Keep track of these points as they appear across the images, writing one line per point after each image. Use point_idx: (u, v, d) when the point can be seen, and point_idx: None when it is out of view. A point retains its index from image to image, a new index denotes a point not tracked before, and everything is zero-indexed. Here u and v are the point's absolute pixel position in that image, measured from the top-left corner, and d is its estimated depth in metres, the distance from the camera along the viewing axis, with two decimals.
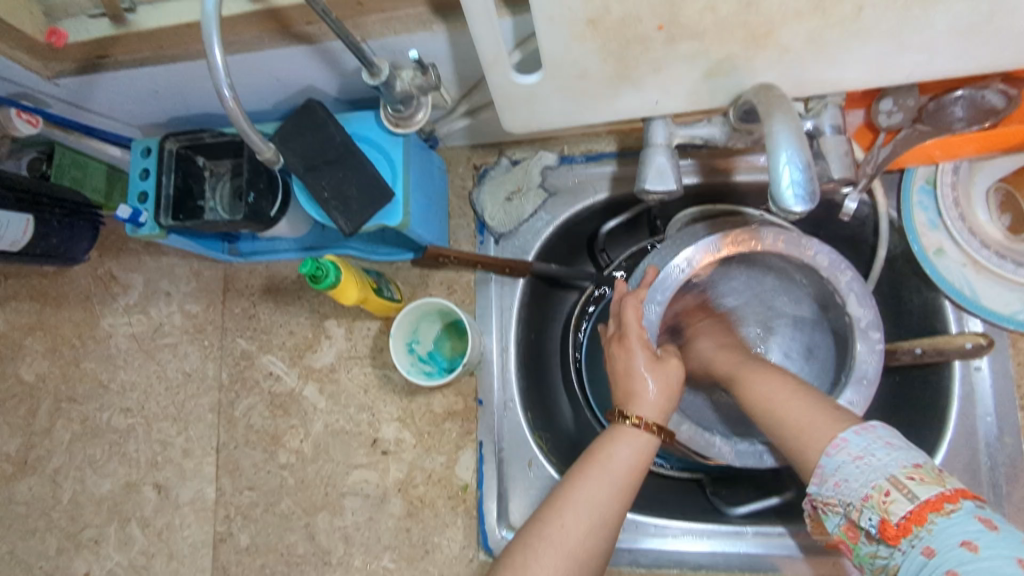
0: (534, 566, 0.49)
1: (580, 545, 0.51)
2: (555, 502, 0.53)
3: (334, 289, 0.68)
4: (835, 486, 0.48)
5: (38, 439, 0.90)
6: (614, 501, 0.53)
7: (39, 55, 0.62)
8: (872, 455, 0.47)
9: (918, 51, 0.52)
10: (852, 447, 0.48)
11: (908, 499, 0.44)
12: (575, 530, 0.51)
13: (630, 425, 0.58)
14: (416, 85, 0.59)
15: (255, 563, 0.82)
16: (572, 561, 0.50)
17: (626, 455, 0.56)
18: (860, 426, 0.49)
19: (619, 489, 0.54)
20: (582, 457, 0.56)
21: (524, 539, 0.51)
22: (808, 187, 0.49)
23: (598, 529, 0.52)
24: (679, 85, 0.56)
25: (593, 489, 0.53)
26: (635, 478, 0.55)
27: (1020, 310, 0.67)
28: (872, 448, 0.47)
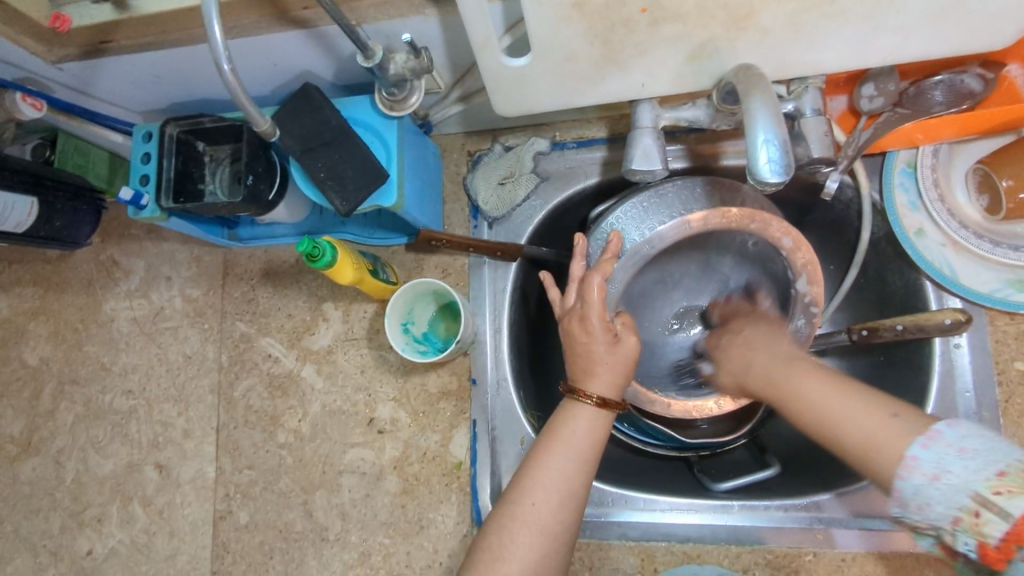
0: (510, 544, 0.54)
1: (552, 519, 0.55)
2: (525, 482, 0.57)
3: (330, 268, 0.70)
4: (918, 511, 0.44)
5: (41, 421, 0.92)
6: (580, 473, 0.57)
7: (44, 40, 0.64)
8: (948, 471, 0.42)
9: (893, 33, 0.54)
10: (925, 466, 0.44)
11: (1001, 518, 0.40)
12: (546, 509, 0.55)
13: (585, 402, 0.60)
14: (409, 68, 0.61)
15: (254, 539, 0.83)
16: (546, 537, 0.55)
17: (582, 427, 0.59)
18: (929, 435, 0.45)
19: (580, 460, 0.58)
20: (541, 433, 0.60)
21: (500, 521, 0.56)
22: (785, 161, 0.51)
23: (568, 502, 0.56)
24: (664, 67, 0.58)
25: (557, 465, 0.57)
26: (597, 447, 0.59)
27: (998, 288, 0.68)
28: (947, 463, 0.43)
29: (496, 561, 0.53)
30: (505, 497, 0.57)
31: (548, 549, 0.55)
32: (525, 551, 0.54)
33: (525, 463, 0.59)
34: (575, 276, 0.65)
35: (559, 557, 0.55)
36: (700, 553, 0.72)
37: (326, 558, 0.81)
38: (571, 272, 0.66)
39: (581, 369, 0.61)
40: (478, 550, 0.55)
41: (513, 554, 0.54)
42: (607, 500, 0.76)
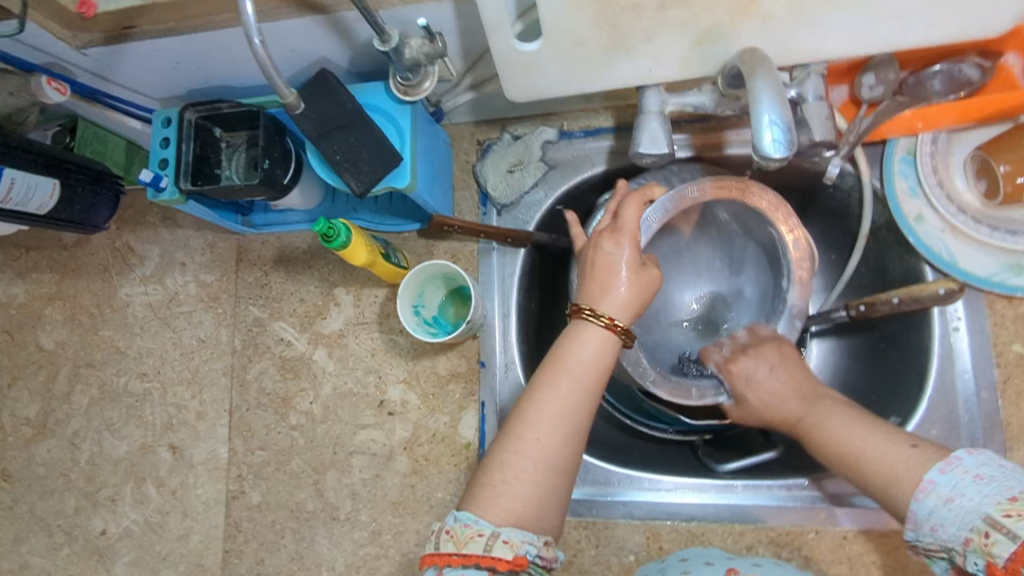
0: (516, 479, 0.56)
1: (556, 452, 0.57)
2: (528, 417, 0.58)
3: (344, 249, 0.72)
4: (931, 532, 0.51)
5: (57, 404, 0.94)
6: (584, 402, 0.59)
7: (70, 24, 0.66)
8: (961, 495, 0.49)
9: (893, 18, 0.56)
10: (941, 489, 0.50)
11: (1009, 540, 0.46)
12: (550, 444, 0.57)
13: (596, 325, 0.61)
14: (424, 53, 0.63)
15: (266, 518, 0.85)
16: (548, 470, 0.57)
17: (587, 354, 0.60)
18: (945, 461, 0.52)
19: (584, 388, 0.59)
20: (546, 363, 0.60)
21: (503, 455, 0.58)
22: (788, 137, 0.53)
23: (571, 434, 0.58)
24: (671, 53, 0.60)
25: (562, 397, 0.58)
26: (601, 372, 0.60)
27: (995, 272, 0.70)
28: (960, 488, 0.50)
29: (499, 497, 0.56)
30: (507, 431, 0.58)
31: (553, 481, 0.57)
32: (530, 485, 0.56)
33: (529, 395, 0.59)
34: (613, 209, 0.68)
35: (563, 487, 0.58)
36: (704, 531, 0.73)
37: (336, 537, 0.83)
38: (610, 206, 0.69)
39: (598, 287, 0.63)
40: (481, 486, 0.57)
41: (518, 489, 0.56)
42: (612, 481, 0.77)
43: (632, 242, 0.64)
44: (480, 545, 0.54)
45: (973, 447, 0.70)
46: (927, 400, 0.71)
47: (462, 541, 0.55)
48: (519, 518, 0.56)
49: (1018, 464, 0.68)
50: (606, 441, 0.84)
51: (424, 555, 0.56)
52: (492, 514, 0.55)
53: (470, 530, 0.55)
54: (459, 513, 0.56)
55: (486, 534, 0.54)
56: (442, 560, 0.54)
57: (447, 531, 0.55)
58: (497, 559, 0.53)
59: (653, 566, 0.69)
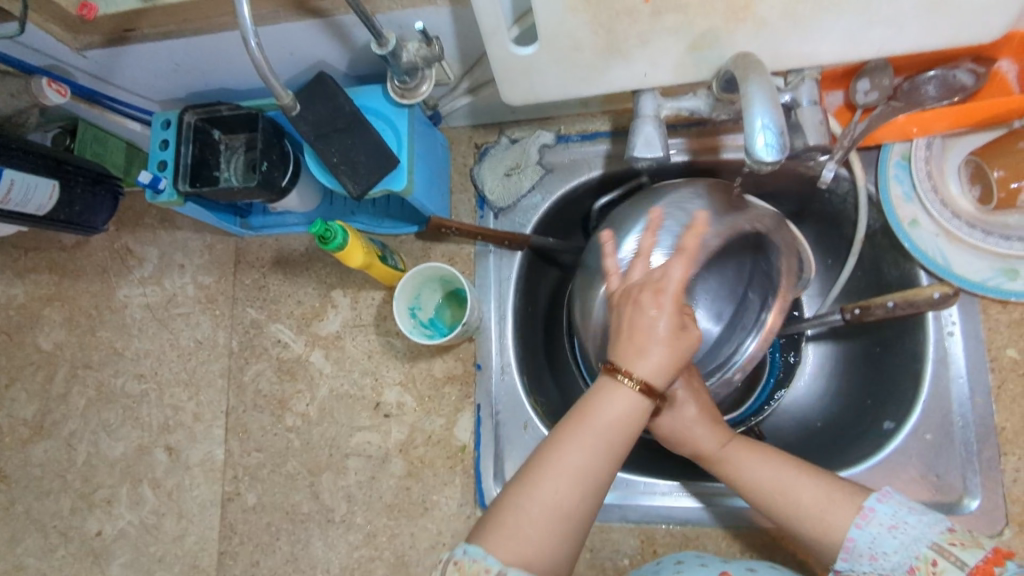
0: (528, 525, 0.54)
1: (573, 506, 0.55)
2: (548, 466, 0.56)
3: (341, 251, 0.72)
4: (872, 560, 0.56)
5: (54, 404, 0.94)
6: (606, 460, 0.56)
7: (70, 26, 0.67)
8: (904, 523, 0.56)
9: (886, 24, 0.57)
10: (884, 518, 0.56)
11: (957, 565, 0.53)
12: (567, 497, 0.55)
13: (626, 386, 0.57)
14: (421, 56, 0.64)
15: (261, 520, 0.85)
16: (563, 522, 0.55)
17: (614, 411, 0.57)
18: (880, 495, 0.58)
19: (607, 447, 0.56)
20: (573, 411, 0.58)
21: (517, 498, 0.55)
22: (781, 140, 0.53)
23: (589, 489, 0.55)
24: (666, 58, 0.60)
25: (585, 452, 0.56)
26: (628, 433, 0.57)
27: (989, 277, 0.70)
28: (901, 517, 0.56)
29: (510, 541, 0.54)
30: (524, 476, 0.56)
31: (564, 533, 0.55)
32: (539, 534, 0.54)
33: (550, 445, 0.57)
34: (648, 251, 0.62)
35: (574, 538, 0.56)
36: (699, 535, 0.74)
37: (331, 539, 0.83)
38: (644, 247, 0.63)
39: (633, 347, 0.57)
40: (493, 523, 0.55)
41: (530, 535, 0.54)
42: (608, 484, 0.77)
43: (674, 304, 0.58)
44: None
45: (967, 451, 0.70)
46: (922, 406, 0.72)
47: (470, 574, 0.53)
48: (526, 562, 0.54)
49: (1012, 469, 0.68)
50: None
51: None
52: (501, 554, 0.54)
53: (478, 565, 0.53)
54: (467, 546, 0.54)
55: (495, 571, 0.52)
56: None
57: (455, 563, 0.54)
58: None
59: (648, 568, 0.69)
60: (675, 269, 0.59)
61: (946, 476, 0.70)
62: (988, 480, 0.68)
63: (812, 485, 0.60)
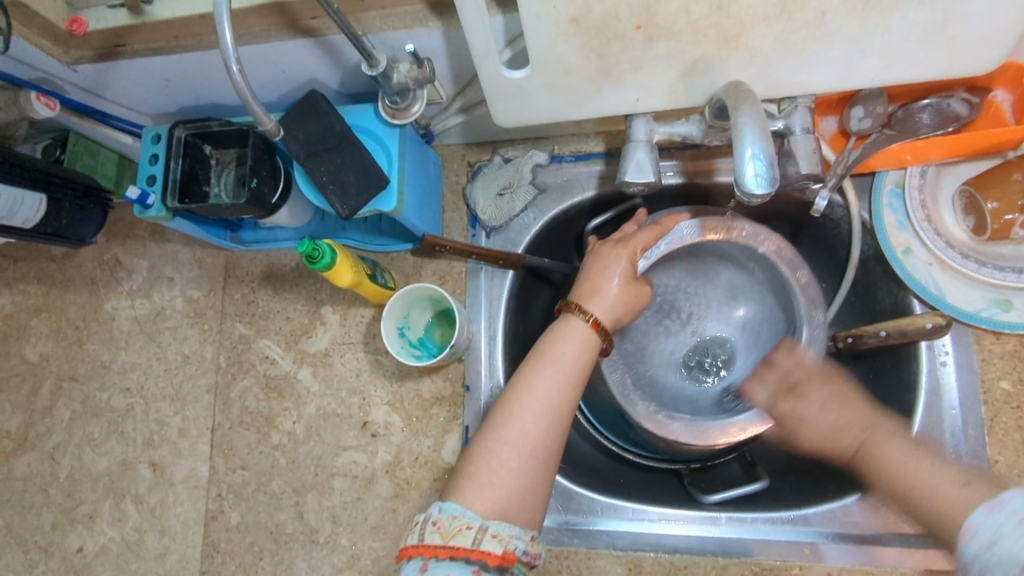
0: (499, 469, 0.58)
1: (540, 440, 0.60)
2: (513, 406, 0.61)
3: (329, 270, 0.72)
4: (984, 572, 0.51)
5: (38, 417, 0.93)
6: (566, 394, 0.62)
7: (60, 41, 0.66)
8: (1004, 538, 0.50)
9: (879, 55, 0.56)
10: (985, 532, 0.51)
11: None
12: (533, 431, 0.60)
13: (579, 318, 0.65)
14: (412, 78, 0.63)
15: (245, 540, 0.84)
16: (532, 459, 0.59)
17: (570, 348, 0.64)
18: (991, 504, 0.53)
19: (567, 380, 0.62)
20: (531, 354, 0.64)
21: (485, 445, 0.60)
22: (770, 173, 0.52)
23: (553, 422, 0.61)
24: (659, 83, 0.60)
25: (544, 388, 0.62)
26: (583, 367, 0.64)
27: (983, 308, 0.70)
28: (1004, 529, 0.51)
29: (486, 487, 0.58)
30: (491, 422, 0.61)
31: (533, 472, 0.59)
32: (512, 474, 0.58)
33: (514, 390, 0.62)
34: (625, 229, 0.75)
35: (544, 477, 0.60)
36: (687, 565, 0.71)
37: (314, 561, 0.81)
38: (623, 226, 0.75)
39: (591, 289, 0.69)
40: (466, 477, 0.59)
41: (501, 479, 0.58)
42: (596, 509, 0.76)
43: (629, 254, 0.70)
44: (469, 538, 0.55)
45: None
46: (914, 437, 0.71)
47: (450, 532, 0.55)
48: (501, 510, 0.57)
49: None
50: (592, 470, 0.83)
51: (407, 546, 0.56)
52: (477, 505, 0.57)
53: (459, 521, 0.55)
54: (442, 504, 0.57)
55: (475, 526, 0.55)
56: (428, 551, 0.54)
57: (433, 523, 0.56)
58: (486, 552, 0.54)
59: None
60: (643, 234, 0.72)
61: None
62: None
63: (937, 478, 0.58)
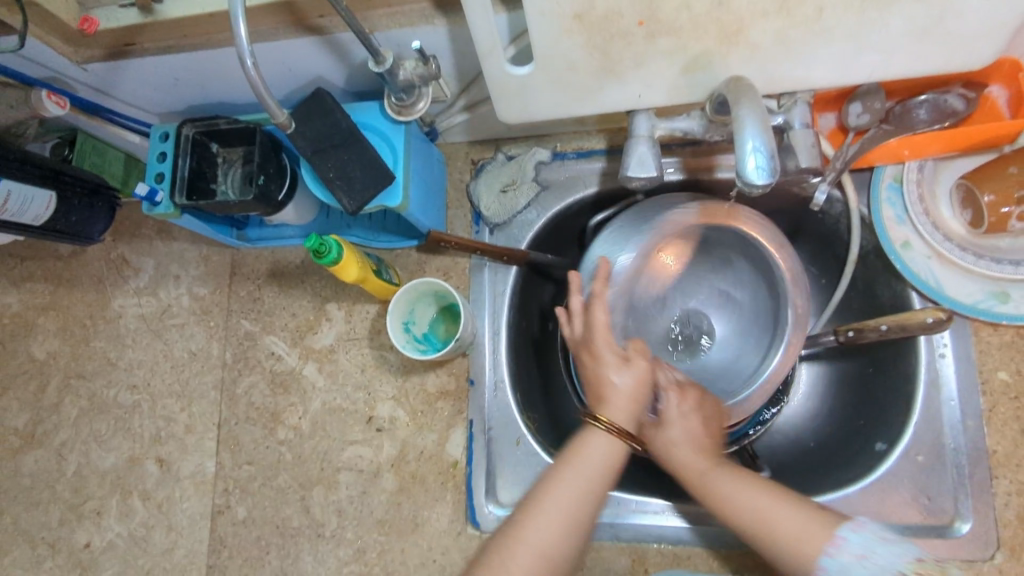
0: (512, 568, 0.56)
1: (557, 550, 0.57)
2: (534, 505, 0.59)
3: (336, 265, 0.73)
4: None
5: (45, 414, 0.94)
6: (590, 502, 0.59)
7: (71, 40, 0.68)
8: (874, 553, 0.56)
9: (877, 50, 0.57)
10: (853, 547, 0.56)
11: None
12: (554, 537, 0.57)
13: (601, 429, 0.62)
14: (418, 75, 0.64)
15: (252, 534, 0.85)
16: (547, 565, 0.56)
17: (600, 453, 0.61)
18: (854, 524, 0.58)
19: (591, 487, 0.60)
20: (561, 453, 0.62)
21: (502, 544, 0.57)
22: (771, 164, 0.53)
23: (573, 530, 0.58)
24: (661, 79, 0.61)
25: (569, 492, 0.59)
26: (609, 474, 0.61)
27: (982, 299, 0.71)
28: (872, 547, 0.56)
29: None
30: (512, 522, 0.59)
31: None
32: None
33: (538, 490, 0.60)
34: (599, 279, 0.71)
35: None
36: (690, 556, 0.73)
37: (321, 555, 0.82)
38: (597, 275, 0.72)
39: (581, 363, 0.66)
40: (481, 567, 0.56)
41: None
42: None
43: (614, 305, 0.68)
44: None
45: (958, 473, 0.70)
46: (913, 427, 0.72)
47: None
48: None
49: (1004, 493, 0.68)
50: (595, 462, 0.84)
51: None
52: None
53: None
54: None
55: None
56: None
57: None
58: None
59: None
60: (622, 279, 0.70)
61: (938, 499, 0.70)
62: (979, 503, 0.68)
63: (792, 512, 0.60)
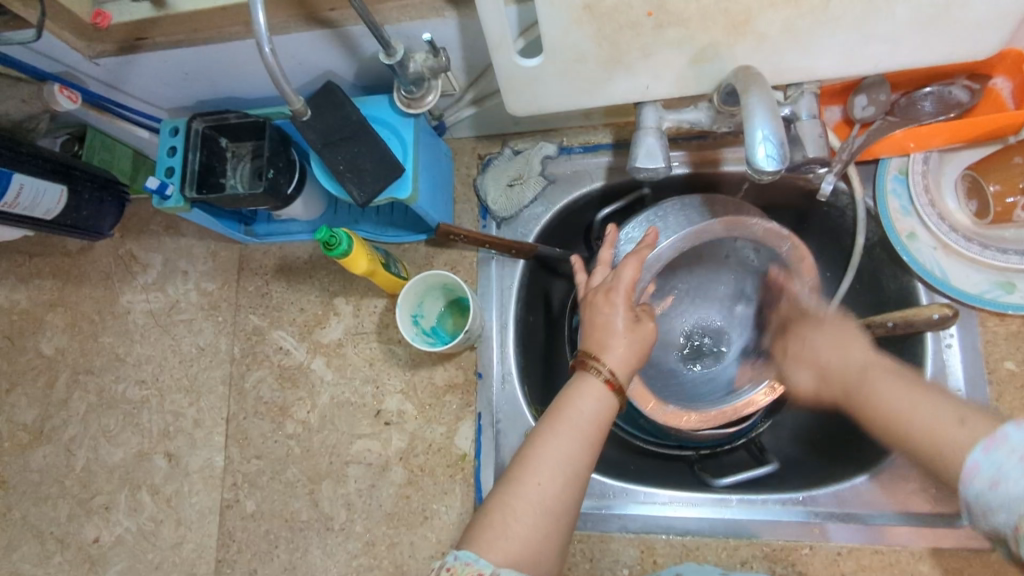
0: (515, 522, 0.56)
1: (556, 500, 0.57)
2: (530, 461, 0.58)
3: (345, 258, 0.73)
4: (984, 515, 0.52)
5: (54, 410, 0.94)
6: (585, 454, 0.59)
7: (84, 34, 0.68)
8: (1006, 478, 0.51)
9: (883, 40, 0.58)
10: (986, 473, 0.52)
11: None
12: (551, 489, 0.57)
13: (596, 377, 0.62)
14: (428, 67, 0.65)
15: (261, 528, 0.85)
16: (549, 517, 0.56)
17: (592, 405, 0.60)
18: (990, 443, 0.53)
19: (585, 439, 0.59)
20: (550, 409, 0.61)
21: (503, 498, 0.57)
22: (781, 151, 0.54)
23: (570, 482, 0.58)
24: (669, 71, 0.62)
25: (564, 447, 0.59)
26: (601, 425, 0.61)
27: (987, 290, 0.71)
28: (1005, 470, 0.51)
29: (501, 538, 0.55)
30: (510, 477, 0.58)
31: (549, 527, 0.56)
32: (528, 531, 0.56)
33: (531, 444, 0.59)
34: (604, 260, 0.72)
35: (560, 533, 0.57)
36: (698, 546, 0.73)
37: (330, 548, 0.82)
38: (601, 255, 0.73)
39: (596, 342, 0.64)
40: (480, 526, 0.56)
41: (517, 532, 0.55)
42: (607, 493, 0.77)
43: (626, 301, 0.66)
44: None
45: None
46: None
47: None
48: (516, 561, 0.55)
49: None
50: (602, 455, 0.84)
51: None
52: (492, 555, 0.54)
53: (470, 569, 0.53)
54: (458, 551, 0.55)
55: (487, 573, 0.53)
56: None
57: (447, 570, 0.54)
58: None
59: None
60: (627, 269, 0.68)
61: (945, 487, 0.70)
62: None
63: (932, 408, 0.58)
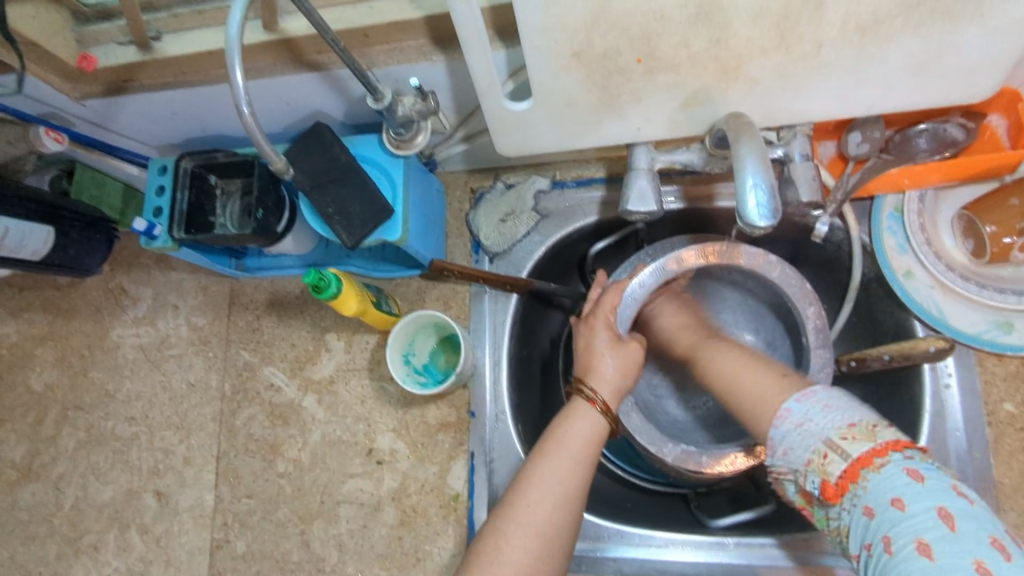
0: (506, 547, 0.55)
1: (549, 521, 0.56)
2: (523, 482, 0.59)
3: (335, 299, 0.72)
4: (784, 456, 0.53)
5: (42, 446, 0.93)
6: (578, 474, 0.59)
7: (69, 77, 0.67)
8: (811, 420, 0.52)
9: (874, 85, 0.57)
10: (795, 417, 0.53)
11: (842, 457, 0.48)
12: (544, 509, 0.57)
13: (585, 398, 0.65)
14: (416, 111, 0.64)
15: (251, 569, 0.83)
16: (541, 538, 0.55)
17: (582, 428, 0.62)
18: (804, 395, 0.55)
19: (577, 459, 0.60)
20: (544, 435, 0.63)
21: (497, 524, 0.56)
22: (772, 206, 0.53)
23: (562, 503, 0.57)
24: (660, 114, 0.61)
25: (554, 467, 0.59)
26: (592, 447, 0.62)
27: (984, 330, 0.70)
28: (812, 414, 0.52)
29: (493, 564, 0.54)
30: (506, 501, 0.58)
31: (546, 553, 0.55)
32: (519, 553, 0.55)
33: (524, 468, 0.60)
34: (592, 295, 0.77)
35: (558, 557, 0.56)
36: None
37: None
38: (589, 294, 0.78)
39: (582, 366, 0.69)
40: (474, 553, 0.55)
41: (509, 556, 0.54)
42: (602, 535, 0.76)
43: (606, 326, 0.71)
44: None
45: None
46: None
47: None
48: None
49: (1011, 526, 0.67)
50: (599, 493, 0.84)
51: None
52: None
53: None
54: None
55: None
56: None
57: None
58: None
59: None
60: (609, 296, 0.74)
61: None
62: None
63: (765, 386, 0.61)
